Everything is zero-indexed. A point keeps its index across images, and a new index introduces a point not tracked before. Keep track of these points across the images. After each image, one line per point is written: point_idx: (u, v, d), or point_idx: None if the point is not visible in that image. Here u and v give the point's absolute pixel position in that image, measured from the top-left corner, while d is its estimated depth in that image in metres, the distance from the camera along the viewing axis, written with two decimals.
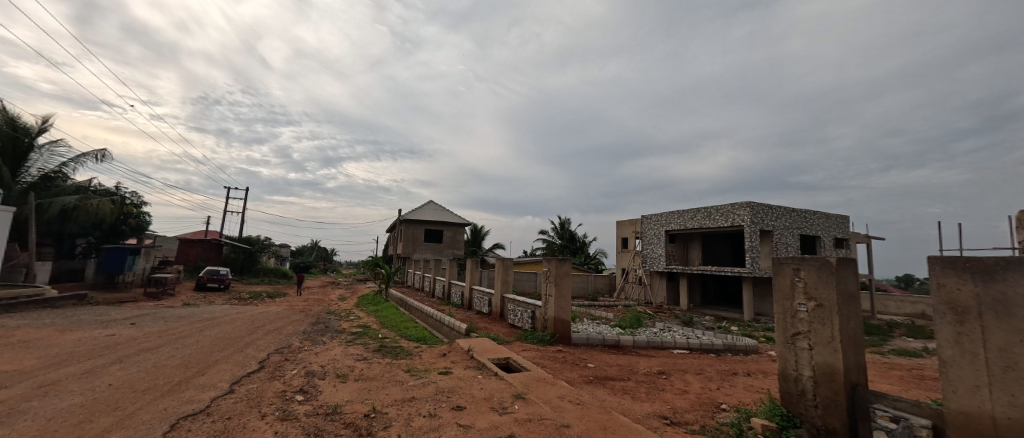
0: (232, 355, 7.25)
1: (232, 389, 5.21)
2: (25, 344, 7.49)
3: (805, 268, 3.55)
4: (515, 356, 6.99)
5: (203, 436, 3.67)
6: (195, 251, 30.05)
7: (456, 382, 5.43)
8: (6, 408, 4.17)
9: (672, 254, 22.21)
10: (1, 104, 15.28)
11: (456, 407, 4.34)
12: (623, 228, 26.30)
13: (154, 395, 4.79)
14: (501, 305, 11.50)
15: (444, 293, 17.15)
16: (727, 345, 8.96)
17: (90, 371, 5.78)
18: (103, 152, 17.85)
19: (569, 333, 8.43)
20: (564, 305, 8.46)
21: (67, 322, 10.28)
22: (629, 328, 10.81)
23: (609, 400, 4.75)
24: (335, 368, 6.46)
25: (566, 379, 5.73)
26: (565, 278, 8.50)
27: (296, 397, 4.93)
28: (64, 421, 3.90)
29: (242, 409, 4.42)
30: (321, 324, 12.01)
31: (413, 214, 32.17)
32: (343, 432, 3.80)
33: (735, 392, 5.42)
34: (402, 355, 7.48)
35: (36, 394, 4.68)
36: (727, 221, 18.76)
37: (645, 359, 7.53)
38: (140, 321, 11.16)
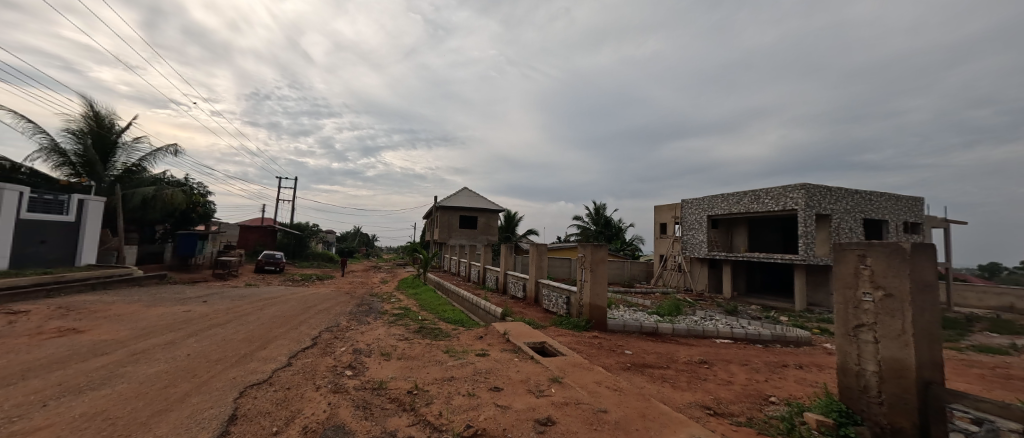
0: (288, 332, 7.89)
1: (290, 362, 5.69)
2: (120, 317, 8.58)
3: (872, 254, 3.21)
4: (550, 340, 7.03)
5: (268, 403, 4.03)
6: (253, 236, 32.72)
7: (492, 364, 5.57)
8: (107, 372, 4.81)
9: (715, 240, 21.19)
10: (91, 105, 17.17)
11: (494, 388, 4.46)
12: (661, 213, 25.38)
13: (225, 365, 5.34)
14: (536, 291, 11.56)
15: (479, 277, 17.53)
16: (775, 336, 8.46)
17: (172, 341, 6.54)
18: (175, 147, 19.64)
19: (605, 320, 8.33)
20: (599, 290, 8.35)
21: (152, 299, 11.65)
22: (668, 316, 10.52)
23: (647, 388, 4.67)
24: (379, 347, 6.84)
25: (603, 365, 5.68)
26: (600, 264, 8.35)
27: (346, 372, 5.29)
28: (152, 384, 4.43)
29: (299, 381, 4.82)
30: (366, 306, 12.72)
31: (448, 201, 32.81)
32: (389, 406, 4.03)
33: (785, 385, 5.13)
34: (441, 337, 7.79)
35: (132, 360, 5.38)
36: (778, 205, 17.50)
37: (685, 348, 7.30)
38: (210, 298, 12.44)
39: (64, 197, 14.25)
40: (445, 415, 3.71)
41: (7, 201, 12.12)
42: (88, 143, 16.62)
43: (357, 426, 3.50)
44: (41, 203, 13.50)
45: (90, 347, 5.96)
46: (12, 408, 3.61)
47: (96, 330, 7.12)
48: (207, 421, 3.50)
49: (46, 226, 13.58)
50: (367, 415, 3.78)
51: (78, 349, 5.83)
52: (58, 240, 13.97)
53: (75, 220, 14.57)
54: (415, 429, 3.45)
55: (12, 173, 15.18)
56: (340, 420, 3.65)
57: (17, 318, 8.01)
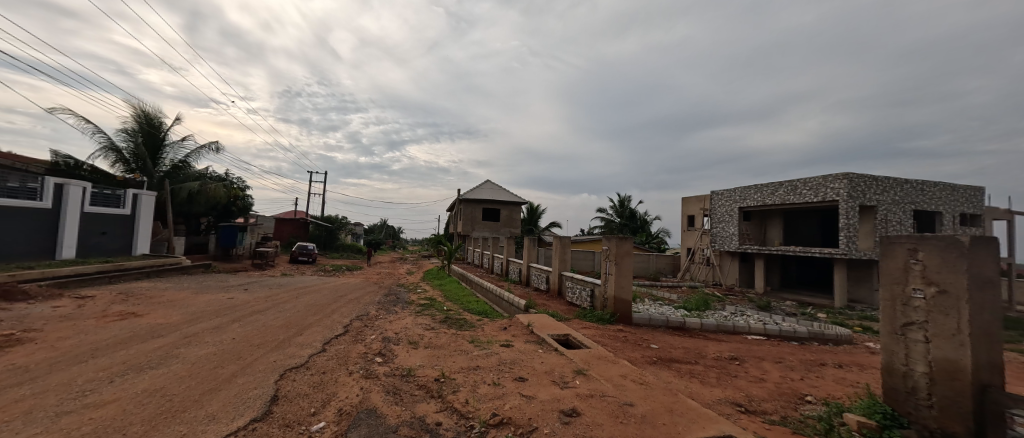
0: (322, 320, 8.26)
1: (324, 348, 5.99)
2: (172, 302, 9.28)
3: (925, 248, 2.99)
4: (574, 333, 7.03)
5: (306, 386, 4.27)
6: (287, 228, 34.32)
7: (516, 354, 5.63)
8: (165, 353, 5.24)
9: (748, 233, 20.37)
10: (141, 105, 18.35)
11: (519, 378, 4.52)
12: (689, 205, 24.62)
13: (266, 349, 5.69)
14: (559, 283, 11.54)
15: (502, 269, 17.67)
16: (812, 334, 8.08)
17: (219, 326, 7.03)
18: (216, 144, 20.74)
19: (630, 313, 8.23)
20: (624, 284, 8.23)
21: (199, 287, 12.50)
22: (695, 311, 10.26)
23: (675, 382, 4.59)
24: (406, 336, 7.05)
25: (628, 358, 5.62)
26: (625, 257, 8.22)
27: (376, 358, 5.51)
28: (203, 365, 4.79)
29: (333, 366, 5.06)
30: (393, 296, 13.12)
31: (471, 194, 33.08)
32: (418, 393, 4.17)
33: (822, 384, 4.90)
34: (466, 327, 7.94)
35: (184, 342, 5.82)
36: (817, 196, 16.56)
37: (714, 343, 7.11)
38: (250, 287, 13.20)
39: (121, 191, 15.42)
40: (471, 403, 3.80)
41: (73, 196, 13.22)
42: (139, 141, 17.83)
43: (388, 410, 3.65)
44: (102, 197, 14.64)
45: (148, 329, 6.49)
46: (84, 382, 4.00)
47: (153, 315, 7.73)
48: (253, 400, 3.76)
49: (106, 218, 14.74)
50: (397, 400, 3.93)
51: (138, 331, 6.37)
52: (116, 231, 15.16)
53: (130, 213, 15.78)
54: (443, 416, 3.56)
55: (75, 170, 16.51)
56: (372, 404, 3.82)
57: (85, 302, 8.81)
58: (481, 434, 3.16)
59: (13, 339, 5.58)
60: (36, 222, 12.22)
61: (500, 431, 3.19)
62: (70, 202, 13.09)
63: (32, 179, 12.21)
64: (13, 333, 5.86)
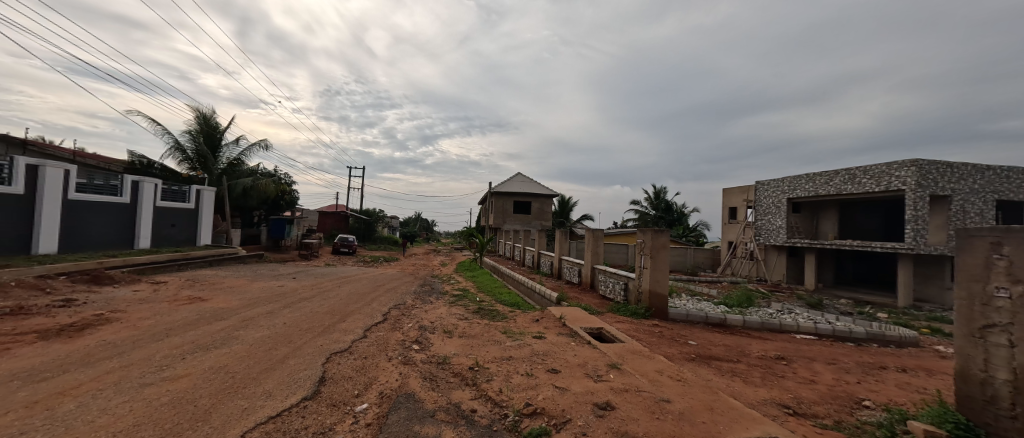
0: (363, 308, 8.68)
1: (365, 334, 6.31)
2: (231, 289, 10.12)
3: (1012, 242, 2.65)
4: (607, 326, 6.93)
5: (350, 369, 4.54)
6: (329, 221, 36.24)
7: (549, 347, 5.64)
8: (228, 334, 5.75)
9: (797, 226, 19.05)
10: (200, 108, 19.91)
11: (552, 370, 4.53)
12: (732, 196, 23.35)
13: (314, 333, 6.08)
14: (592, 277, 11.38)
15: (534, 262, 17.67)
16: (871, 335, 7.47)
17: (272, 311, 7.60)
18: (265, 142, 22.17)
19: (666, 308, 7.98)
20: (660, 277, 7.98)
21: (254, 275, 13.52)
22: (737, 307, 9.79)
23: (715, 380, 4.42)
24: (442, 325, 7.26)
25: (664, 354, 5.49)
26: (661, 250, 7.96)
27: (413, 346, 5.73)
28: (259, 346, 5.21)
29: (375, 352, 5.33)
30: (428, 286, 13.54)
31: (502, 186, 33.21)
32: (453, 380, 4.30)
33: (883, 389, 4.52)
34: (499, 318, 8.06)
35: (243, 325, 6.35)
36: (879, 185, 15.13)
37: (758, 342, 6.76)
38: (299, 276, 14.09)
39: (186, 187, 16.92)
40: (505, 392, 3.87)
41: (147, 192, 14.64)
42: (200, 141, 19.44)
43: (425, 396, 3.80)
44: (171, 192, 16.13)
45: (212, 313, 7.13)
46: (161, 358, 4.48)
47: (215, 299, 8.48)
48: (304, 380, 4.06)
49: (174, 212, 16.25)
50: (434, 386, 4.07)
51: (204, 314, 7.01)
52: (183, 223, 16.65)
53: (194, 207, 17.31)
54: (477, 403, 3.65)
55: (147, 168, 18.28)
56: (410, 389, 3.98)
57: (159, 287, 9.81)
58: (515, 422, 3.22)
59: (103, 318, 6.33)
60: (117, 215, 13.66)
61: (534, 420, 3.22)
62: (144, 198, 14.52)
63: (113, 177, 13.64)
64: (103, 314, 6.64)
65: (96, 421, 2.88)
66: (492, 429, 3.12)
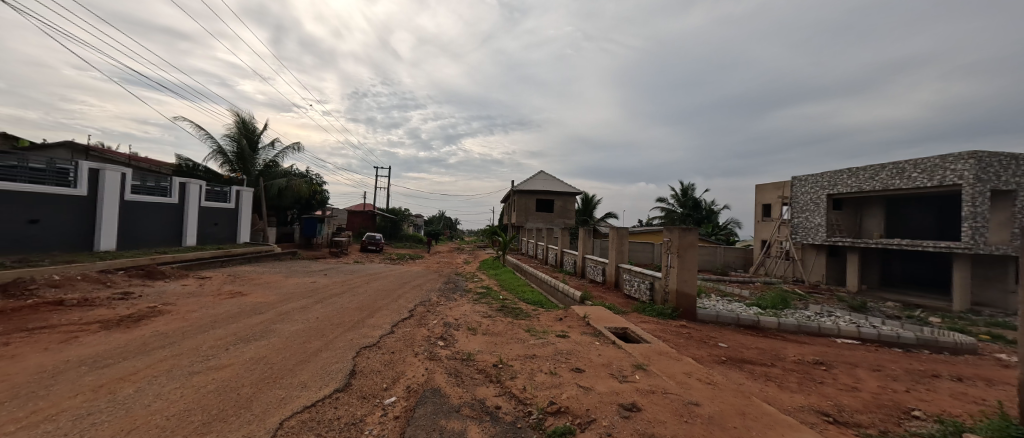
0: (389, 304, 8.92)
1: (392, 330, 6.50)
2: (268, 284, 10.66)
3: None
4: (633, 326, 6.82)
5: (378, 363, 4.69)
6: (357, 219, 37.47)
7: (573, 345, 5.61)
8: (265, 327, 6.07)
9: (838, 224, 17.99)
10: (239, 113, 20.98)
11: (576, 369, 4.51)
12: (765, 193, 22.37)
13: (344, 328, 6.33)
14: (616, 276, 11.21)
15: (557, 260, 17.57)
16: (921, 340, 6.97)
17: (305, 306, 7.95)
18: (298, 145, 23.14)
19: (694, 309, 7.75)
20: (688, 277, 7.76)
21: (288, 271, 14.18)
22: (771, 309, 9.37)
23: (748, 385, 4.26)
24: (466, 322, 7.36)
25: (693, 356, 5.33)
26: (689, 249, 7.73)
27: (438, 342, 5.85)
28: (295, 339, 5.47)
29: (401, 347, 5.48)
30: (452, 284, 13.77)
31: (525, 185, 33.22)
32: (478, 376, 4.36)
33: (935, 399, 4.21)
34: (522, 316, 8.08)
35: (280, 319, 6.69)
36: (931, 180, 14.05)
37: (794, 345, 6.45)
38: (330, 272, 14.65)
39: (226, 188, 17.96)
40: (528, 389, 3.88)
41: (193, 192, 15.64)
42: (240, 145, 20.53)
43: (451, 391, 3.86)
44: (213, 193, 17.16)
45: (251, 307, 7.54)
46: (208, 348, 4.80)
47: (253, 294, 8.96)
48: (337, 372, 4.24)
49: (217, 212, 17.30)
50: (459, 382, 4.14)
51: (244, 308, 7.43)
52: (224, 222, 17.66)
53: (234, 207, 18.35)
54: (502, 400, 3.68)
55: (193, 170, 19.51)
56: (436, 384, 4.07)
57: (204, 282, 10.45)
58: (539, 420, 3.22)
59: (156, 310, 6.82)
60: (167, 215, 14.66)
61: (558, 419, 3.22)
62: (190, 198, 15.51)
63: (163, 180, 14.65)
64: (156, 306, 7.16)
65: (152, 405, 3.13)
66: (516, 426, 3.14)
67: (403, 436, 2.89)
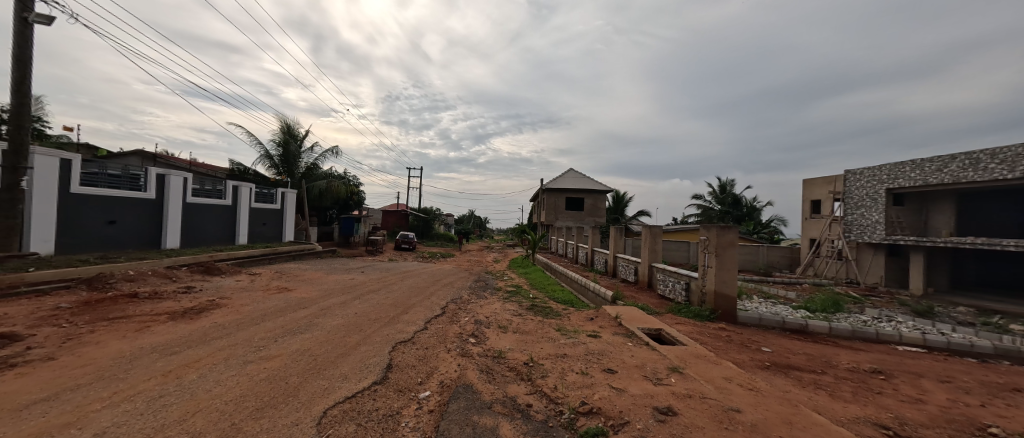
0: (422, 301, 9.19)
1: (426, 326, 6.68)
2: (311, 281, 11.28)
3: None
4: (667, 328, 6.60)
5: (413, 358, 4.86)
6: (391, 219, 38.78)
7: (605, 346, 5.52)
8: (308, 320, 6.44)
9: (899, 221, 16.51)
10: (284, 119, 22.22)
11: (608, 370, 4.43)
12: (814, 188, 20.92)
13: (380, 323, 6.59)
14: (650, 276, 10.89)
15: (587, 260, 17.33)
16: (999, 351, 6.26)
17: (344, 301, 8.35)
18: (337, 149, 24.25)
19: (734, 311, 7.39)
20: (727, 278, 7.40)
21: (329, 269, 14.92)
22: (819, 312, 8.77)
23: (795, 392, 4.01)
24: (496, 320, 7.43)
25: (733, 360, 5.09)
26: (728, 248, 7.37)
27: (470, 339, 5.95)
28: (336, 333, 5.76)
29: (435, 343, 5.63)
30: (482, 282, 13.94)
31: (554, 183, 33.00)
32: (509, 374, 4.40)
33: (1018, 416, 3.76)
34: (552, 315, 8.04)
35: (322, 314, 7.06)
36: (1011, 172, 12.58)
37: (847, 352, 5.99)
38: (367, 270, 15.29)
39: (273, 190, 19.18)
40: (559, 389, 3.87)
41: (244, 195, 16.85)
42: (285, 150, 21.78)
43: (483, 388, 3.93)
44: (261, 196, 18.40)
45: (296, 302, 8.01)
46: (260, 340, 5.17)
47: (297, 290, 9.52)
48: (375, 365, 4.43)
49: (265, 212, 18.52)
50: (490, 379, 4.20)
51: (290, 302, 7.90)
52: (270, 223, 18.85)
53: (279, 207, 19.59)
54: (533, 398, 3.70)
55: (244, 174, 20.96)
56: (469, 380, 4.15)
57: (255, 278, 11.23)
58: (571, 420, 3.20)
59: (214, 304, 7.41)
60: (223, 215, 15.84)
61: (590, 420, 3.18)
62: (241, 200, 16.69)
63: (218, 183, 15.85)
64: (214, 299, 7.77)
65: (213, 390, 3.41)
66: (547, 425, 3.14)
67: (438, 429, 2.97)
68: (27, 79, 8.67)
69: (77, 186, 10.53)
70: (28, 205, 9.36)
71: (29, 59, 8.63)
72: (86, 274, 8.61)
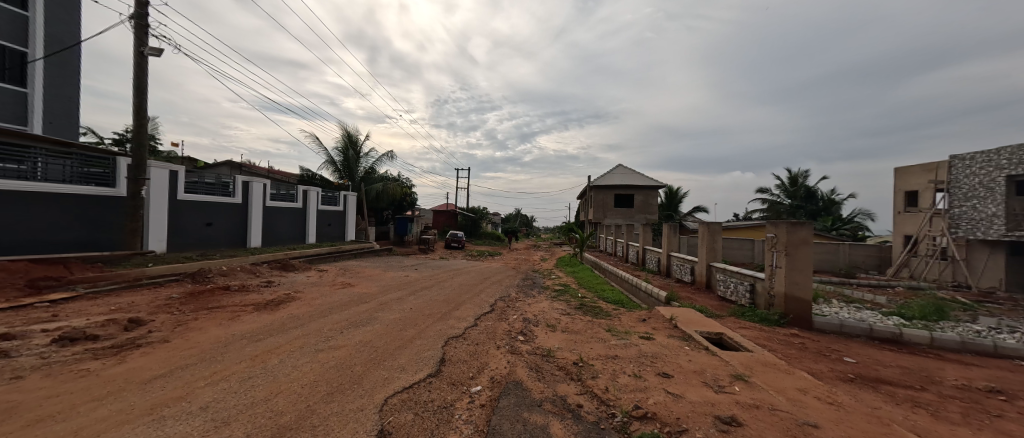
0: (472, 298, 9.44)
1: (476, 322, 6.87)
2: (370, 277, 12.06)
3: None
4: (729, 332, 6.15)
5: (465, 353, 5.02)
6: (441, 218, 40.29)
7: (659, 349, 5.29)
8: (370, 314, 6.89)
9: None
10: (345, 127, 23.91)
11: (663, 374, 4.24)
12: (908, 177, 18.28)
13: (433, 318, 6.89)
14: (708, 276, 10.21)
15: (638, 258, 16.68)
16: None
17: (400, 297, 8.83)
18: (391, 154, 25.59)
19: (810, 316, 6.69)
20: (799, 279, 6.74)
21: (386, 266, 15.86)
22: (917, 319, 7.66)
23: (887, 410, 3.53)
24: (545, 319, 7.43)
25: (808, 370, 4.61)
26: (800, 246, 6.70)
27: (519, 337, 6.00)
28: (393, 327, 6.10)
29: (485, 339, 5.76)
30: (530, 280, 13.99)
31: (602, 180, 32.15)
32: (558, 373, 4.38)
33: None
34: (602, 315, 7.86)
35: (380, 308, 7.54)
36: None
37: (955, 366, 5.16)
38: (421, 267, 16.05)
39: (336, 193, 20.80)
40: (611, 391, 3.77)
41: (312, 198, 18.48)
42: (346, 155, 23.44)
43: (533, 385, 3.95)
44: (327, 199, 20.06)
45: (358, 296, 8.63)
46: (329, 330, 5.65)
47: (359, 285, 10.26)
48: (429, 359, 4.64)
49: (329, 214, 20.15)
50: (540, 377, 4.22)
51: (353, 297, 8.53)
52: (334, 224, 20.45)
53: (342, 209, 21.19)
54: (583, 399, 3.64)
55: (312, 179, 22.95)
56: (518, 377, 4.20)
57: (323, 274, 12.26)
58: (624, 423, 3.11)
59: (289, 297, 8.20)
60: (295, 217, 17.47)
61: (644, 425, 3.06)
62: (309, 203, 18.30)
63: (291, 188, 17.52)
64: (289, 293, 8.62)
65: (291, 374, 3.79)
66: (599, 427, 3.09)
67: (489, 423, 3.04)
68: (145, 104, 10.22)
69: (182, 193, 12.21)
70: (147, 210, 11.03)
71: (146, 86, 10.17)
72: (189, 269, 9.95)
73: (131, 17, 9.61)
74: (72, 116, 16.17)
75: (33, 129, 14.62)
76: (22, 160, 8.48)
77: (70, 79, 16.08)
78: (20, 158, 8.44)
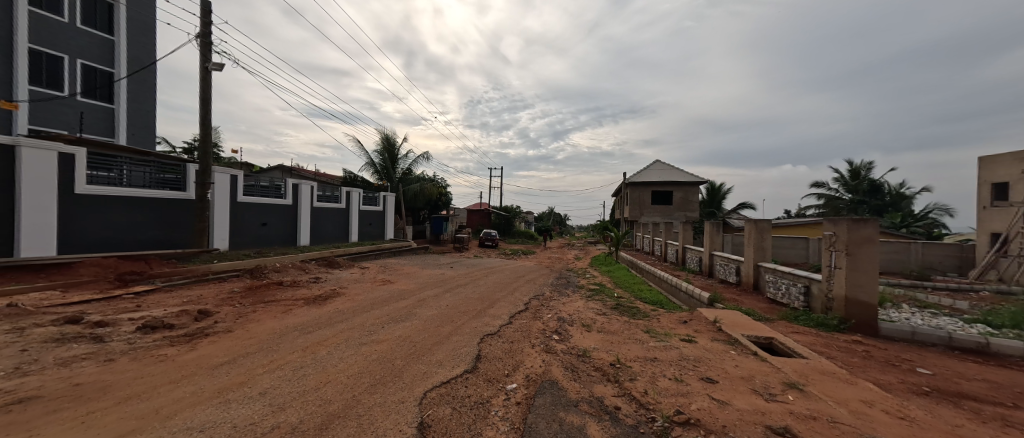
0: (506, 296, 9.48)
1: (510, 320, 6.91)
2: (408, 275, 12.49)
3: None
4: (781, 337, 5.74)
5: (500, 350, 5.06)
6: (476, 218, 40.89)
7: (702, 352, 5.04)
8: (408, 310, 7.13)
9: None
10: (383, 131, 24.84)
11: (707, 379, 4.04)
12: (996, 168, 16.19)
13: (468, 316, 7.00)
14: (756, 277, 9.61)
15: (678, 258, 16.01)
16: None
17: (437, 294, 9.06)
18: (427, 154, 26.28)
19: (875, 322, 6.12)
20: (863, 282, 6.16)
21: (423, 264, 16.35)
22: (1007, 328, 6.77)
23: (971, 429, 3.15)
24: (579, 318, 7.32)
25: (874, 381, 4.20)
26: (864, 246, 6.13)
27: (553, 336, 5.95)
28: (431, 323, 6.27)
29: (519, 337, 5.78)
30: (564, 279, 13.84)
31: (639, 177, 31.16)
32: (595, 373, 4.30)
33: None
34: (640, 316, 7.62)
35: (418, 304, 7.77)
36: None
37: None
38: (456, 265, 16.39)
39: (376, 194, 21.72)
40: (650, 394, 3.65)
41: (354, 199, 19.41)
42: (385, 157, 24.36)
43: (569, 385, 3.90)
44: (367, 199, 20.97)
45: (397, 293, 8.95)
46: (371, 325, 5.92)
47: (398, 282, 10.65)
48: (466, 355, 4.72)
49: (370, 214, 21.06)
50: (575, 377, 4.17)
51: (393, 294, 8.86)
52: (374, 223, 21.36)
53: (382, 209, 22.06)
54: (621, 401, 3.55)
55: (354, 181, 24.08)
56: (554, 376, 4.18)
57: (364, 271, 12.85)
58: (665, 428, 3.01)
59: (335, 292, 8.67)
60: (339, 217, 18.43)
61: (688, 431, 2.93)
62: (351, 204, 19.23)
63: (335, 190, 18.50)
64: (335, 289, 9.11)
65: (338, 365, 4.01)
66: (638, 431, 3.00)
67: (525, 422, 3.04)
68: (209, 115, 11.18)
69: (241, 196, 13.26)
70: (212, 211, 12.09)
71: (209, 99, 11.13)
72: (247, 266, 10.79)
73: (197, 36, 10.55)
74: (150, 128, 18.03)
75: (118, 139, 16.45)
76: (110, 168, 9.56)
77: (148, 94, 17.96)
78: (108, 166, 9.49)
